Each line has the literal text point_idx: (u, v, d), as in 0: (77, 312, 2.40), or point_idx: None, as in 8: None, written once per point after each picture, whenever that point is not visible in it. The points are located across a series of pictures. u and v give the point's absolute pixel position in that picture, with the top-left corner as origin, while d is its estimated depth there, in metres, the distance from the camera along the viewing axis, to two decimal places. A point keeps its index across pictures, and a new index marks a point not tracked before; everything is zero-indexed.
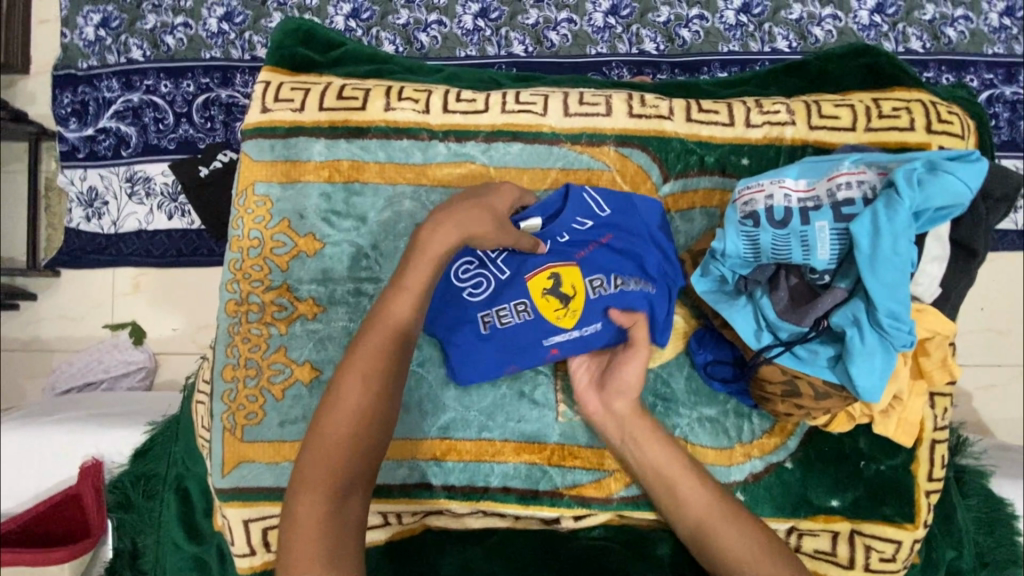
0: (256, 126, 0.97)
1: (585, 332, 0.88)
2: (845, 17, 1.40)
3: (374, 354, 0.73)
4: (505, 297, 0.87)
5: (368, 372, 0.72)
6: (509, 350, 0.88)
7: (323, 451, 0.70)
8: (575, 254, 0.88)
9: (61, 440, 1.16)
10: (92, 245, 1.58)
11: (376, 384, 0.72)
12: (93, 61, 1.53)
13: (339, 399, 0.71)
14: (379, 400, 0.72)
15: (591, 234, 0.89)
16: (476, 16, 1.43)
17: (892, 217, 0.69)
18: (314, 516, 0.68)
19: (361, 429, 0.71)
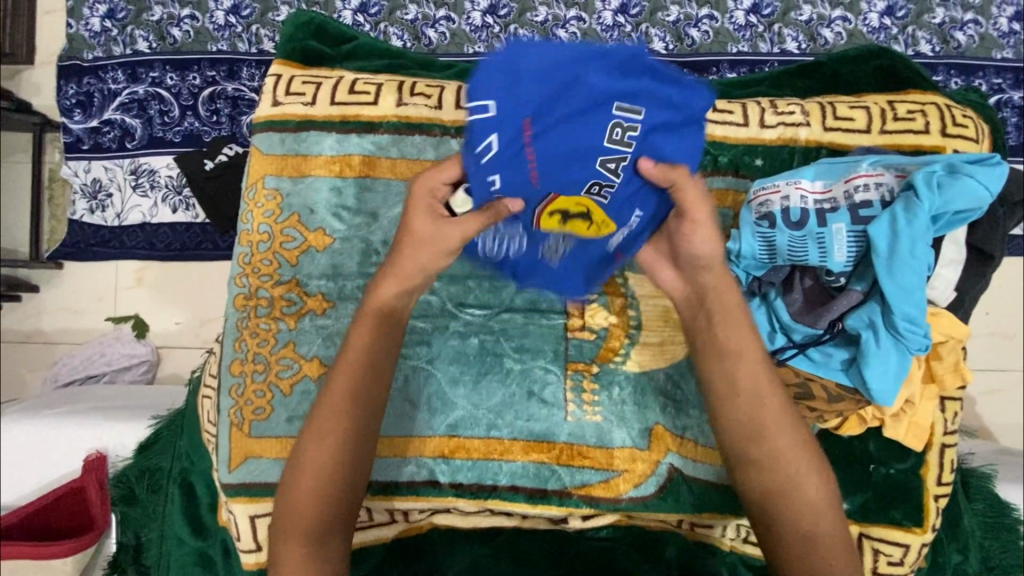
0: (266, 119, 0.97)
1: (633, 224, 0.75)
2: (855, 19, 1.39)
3: (337, 414, 0.76)
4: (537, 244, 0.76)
5: (331, 434, 0.76)
6: (585, 269, 0.80)
7: (292, 506, 0.75)
8: (529, 185, 0.68)
9: (65, 433, 1.15)
10: (95, 237, 1.57)
11: (342, 444, 0.76)
12: (98, 52, 1.51)
13: (306, 459, 0.76)
14: (345, 456, 0.76)
15: (522, 169, 0.66)
16: (485, 12, 1.42)
17: (911, 219, 0.69)
18: (293, 566, 0.74)
19: (330, 480, 0.75)
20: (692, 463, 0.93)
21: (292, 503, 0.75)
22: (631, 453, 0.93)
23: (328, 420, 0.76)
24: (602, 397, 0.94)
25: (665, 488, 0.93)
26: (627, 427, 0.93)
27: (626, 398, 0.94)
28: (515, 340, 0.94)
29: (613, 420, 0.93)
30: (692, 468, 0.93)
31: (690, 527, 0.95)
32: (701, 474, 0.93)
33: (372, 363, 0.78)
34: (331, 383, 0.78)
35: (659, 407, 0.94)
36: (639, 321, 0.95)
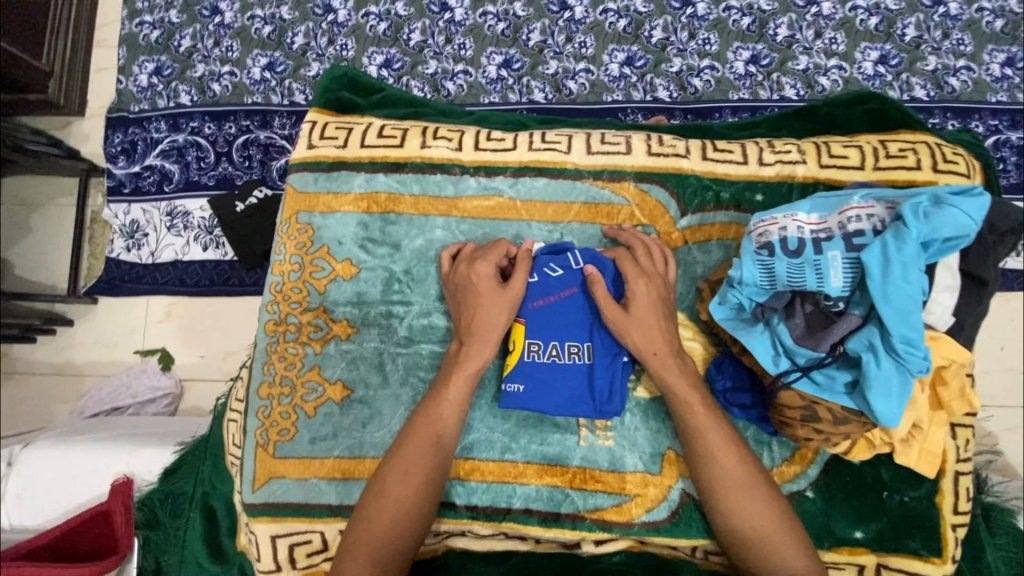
0: (301, 161, 1.06)
1: (510, 390, 0.93)
2: (851, 68, 1.49)
3: (420, 452, 0.88)
4: (568, 331, 0.94)
5: (415, 454, 0.88)
6: (566, 383, 0.92)
7: (397, 465, 0.88)
8: (530, 305, 0.96)
9: (89, 460, 1.19)
10: (130, 273, 1.66)
11: (425, 480, 0.87)
12: (144, 105, 1.66)
13: (386, 489, 0.86)
14: (422, 489, 0.87)
15: (550, 292, 0.96)
16: (500, 66, 1.55)
17: (899, 246, 0.73)
18: (381, 507, 0.86)
19: (431, 457, 0.88)
20: None
21: (365, 537, 0.84)
22: (642, 478, 0.95)
23: (412, 454, 0.88)
24: (614, 422, 0.96)
25: (678, 513, 0.94)
26: (639, 452, 0.96)
27: (638, 424, 0.97)
28: None
29: (624, 446, 0.96)
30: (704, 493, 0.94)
31: (704, 556, 0.96)
32: None
33: (443, 412, 0.90)
34: (414, 426, 0.90)
35: (670, 432, 0.96)
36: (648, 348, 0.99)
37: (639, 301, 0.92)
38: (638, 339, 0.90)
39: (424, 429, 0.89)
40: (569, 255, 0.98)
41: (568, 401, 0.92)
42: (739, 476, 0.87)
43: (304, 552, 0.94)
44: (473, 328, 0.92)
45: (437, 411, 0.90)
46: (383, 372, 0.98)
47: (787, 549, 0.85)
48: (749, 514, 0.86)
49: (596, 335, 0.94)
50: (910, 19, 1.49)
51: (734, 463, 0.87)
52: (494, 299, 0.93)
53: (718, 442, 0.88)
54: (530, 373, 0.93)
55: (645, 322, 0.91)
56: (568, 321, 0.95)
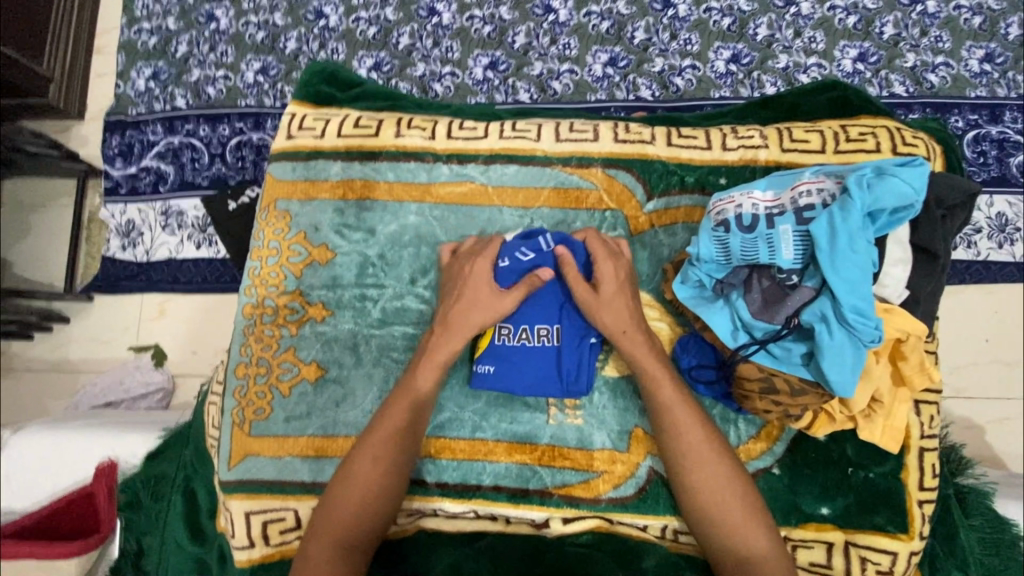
0: (281, 151, 1.10)
1: (481, 370, 0.95)
2: (830, 65, 1.52)
3: (391, 437, 0.90)
4: (539, 315, 0.94)
5: (386, 439, 0.90)
6: (536, 367, 0.94)
7: (368, 449, 0.90)
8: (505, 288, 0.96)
9: (77, 447, 1.21)
10: (125, 271, 1.70)
11: (395, 465, 0.90)
12: (141, 108, 1.71)
13: (356, 473, 0.89)
14: (391, 474, 0.89)
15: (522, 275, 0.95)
16: (486, 68, 1.59)
17: (845, 217, 0.76)
18: (351, 490, 0.88)
19: (401, 443, 0.90)
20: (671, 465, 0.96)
21: (334, 518, 0.87)
22: (610, 454, 0.97)
23: (383, 438, 0.90)
24: (582, 401, 0.98)
25: (645, 490, 0.95)
26: (607, 429, 0.97)
27: (606, 403, 0.98)
28: None
29: (592, 423, 0.98)
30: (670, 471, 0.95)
31: (674, 537, 0.96)
32: None
33: (413, 401, 0.91)
34: (384, 415, 0.91)
35: (637, 410, 0.98)
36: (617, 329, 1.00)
37: (609, 282, 0.93)
38: (608, 320, 0.91)
39: (394, 419, 0.90)
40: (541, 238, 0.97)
41: (536, 383, 0.94)
42: (705, 457, 0.88)
43: (278, 529, 0.96)
44: (452, 318, 0.93)
45: (411, 397, 0.91)
46: (357, 353, 1.01)
47: (750, 530, 0.86)
48: (713, 494, 0.87)
49: (566, 317, 0.94)
50: (888, 18, 1.52)
51: (700, 443, 0.88)
52: (485, 297, 0.93)
53: (688, 417, 0.89)
54: (500, 356, 0.94)
55: (615, 304, 0.92)
56: (540, 303, 0.95)
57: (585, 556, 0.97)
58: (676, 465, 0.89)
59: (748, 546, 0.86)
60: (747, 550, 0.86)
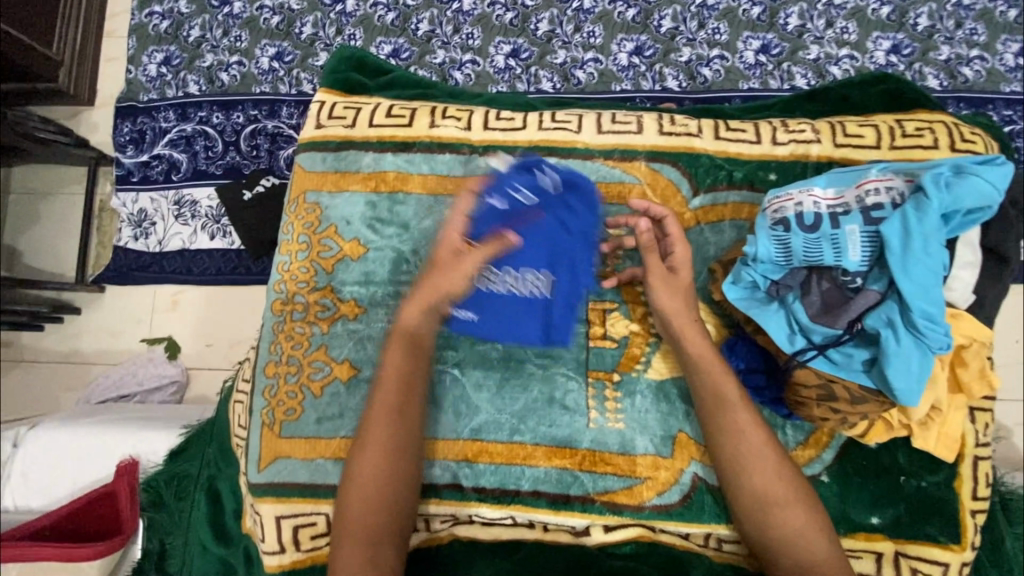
0: (309, 140, 1.05)
1: (463, 316, 0.88)
2: (862, 57, 1.47)
3: (392, 411, 0.86)
4: (529, 260, 0.85)
5: (387, 415, 0.86)
6: (523, 318, 0.87)
7: (370, 431, 0.85)
8: (492, 230, 0.84)
9: (95, 443, 1.18)
10: (138, 262, 1.66)
11: (402, 440, 0.86)
12: (153, 94, 1.66)
13: (366, 457, 0.84)
14: (400, 450, 0.85)
15: (521, 216, 0.84)
16: (508, 55, 1.54)
17: (921, 216, 0.72)
18: (365, 475, 0.83)
19: (403, 415, 0.86)
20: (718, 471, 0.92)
21: (356, 511, 0.81)
22: (653, 460, 0.93)
23: (384, 414, 0.86)
24: (625, 404, 0.95)
25: (690, 497, 0.92)
26: (650, 434, 0.94)
27: (649, 406, 0.95)
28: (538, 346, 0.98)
29: (635, 428, 0.94)
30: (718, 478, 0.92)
31: (717, 546, 0.94)
32: None
33: (402, 379, 0.87)
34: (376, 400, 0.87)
35: (682, 414, 0.94)
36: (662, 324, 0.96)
37: (683, 264, 0.89)
38: (677, 304, 0.88)
39: (386, 401, 0.86)
40: (536, 173, 0.86)
41: (519, 331, 0.88)
42: (760, 454, 0.84)
43: (309, 534, 0.93)
44: (444, 268, 0.85)
45: (400, 365, 0.87)
46: None
47: (803, 526, 0.82)
48: (765, 492, 0.84)
49: (560, 262, 0.86)
50: (923, 8, 1.46)
51: (758, 440, 0.85)
52: (450, 262, 0.85)
53: (750, 417, 0.85)
54: (480, 304, 0.87)
55: (685, 289, 0.89)
56: (529, 245, 0.84)
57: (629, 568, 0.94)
58: (732, 471, 0.85)
59: (805, 544, 0.82)
60: (804, 549, 0.82)
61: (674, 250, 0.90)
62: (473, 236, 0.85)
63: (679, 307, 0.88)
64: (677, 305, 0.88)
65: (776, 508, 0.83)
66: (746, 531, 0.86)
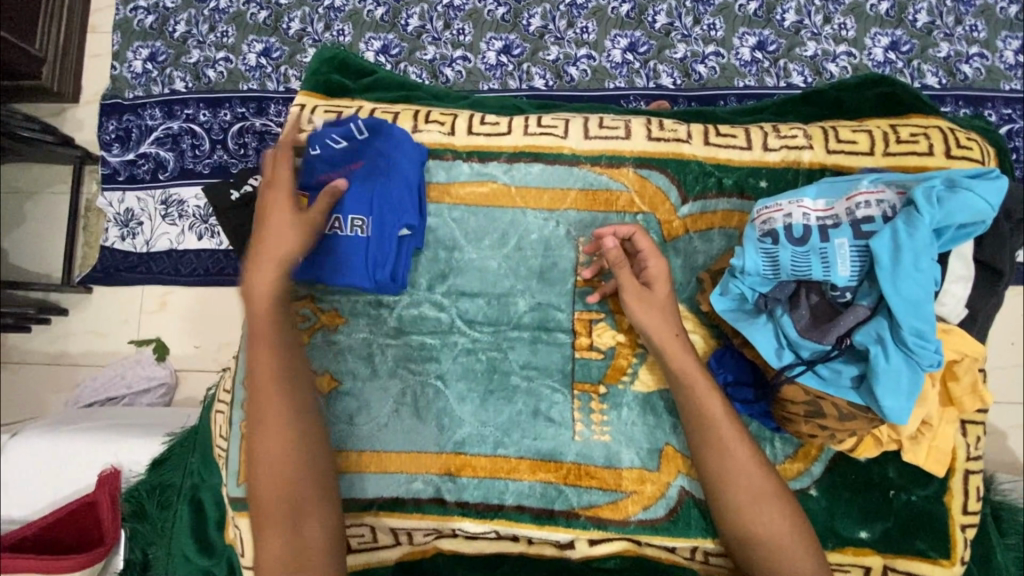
0: (290, 145, 1.03)
1: (287, 259, 0.93)
2: (860, 54, 1.43)
3: (275, 406, 0.84)
4: (348, 205, 0.92)
5: (271, 411, 0.84)
6: (350, 260, 0.91)
7: (262, 429, 0.84)
8: (315, 177, 0.95)
9: (79, 450, 1.17)
10: (124, 263, 1.63)
11: (294, 433, 0.84)
12: (138, 91, 1.63)
13: (266, 457, 0.83)
14: (296, 444, 0.84)
15: (334, 164, 0.95)
16: (499, 52, 1.50)
17: (912, 231, 0.70)
18: (265, 474, 0.83)
19: (289, 407, 0.85)
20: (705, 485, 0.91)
21: (268, 509, 0.82)
22: (639, 474, 0.92)
23: (269, 410, 0.84)
24: (611, 416, 0.94)
25: (676, 512, 0.91)
26: (636, 447, 0.93)
27: (635, 419, 0.94)
28: (522, 358, 0.96)
29: (620, 441, 0.93)
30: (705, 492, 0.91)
31: (704, 559, 0.93)
32: None
33: (277, 373, 0.85)
34: (257, 399, 0.84)
35: (669, 427, 0.93)
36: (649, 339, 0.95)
37: (660, 279, 0.88)
38: (657, 322, 0.87)
39: (271, 391, 0.84)
40: (352, 124, 0.98)
41: (341, 272, 0.92)
42: (745, 468, 0.83)
43: None
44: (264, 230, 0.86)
45: (270, 353, 0.85)
46: (372, 363, 0.96)
47: (786, 540, 0.82)
48: (750, 506, 0.82)
49: (380, 208, 0.92)
50: (923, 3, 1.43)
51: (744, 454, 0.83)
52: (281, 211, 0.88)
53: (733, 432, 0.84)
54: (306, 245, 0.93)
55: (663, 305, 0.87)
56: (355, 193, 0.92)
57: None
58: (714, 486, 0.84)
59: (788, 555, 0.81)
60: (787, 562, 0.81)
61: (649, 266, 0.88)
62: (302, 186, 0.95)
63: (659, 323, 0.87)
64: (656, 321, 0.87)
65: (759, 522, 0.82)
66: (733, 547, 0.85)
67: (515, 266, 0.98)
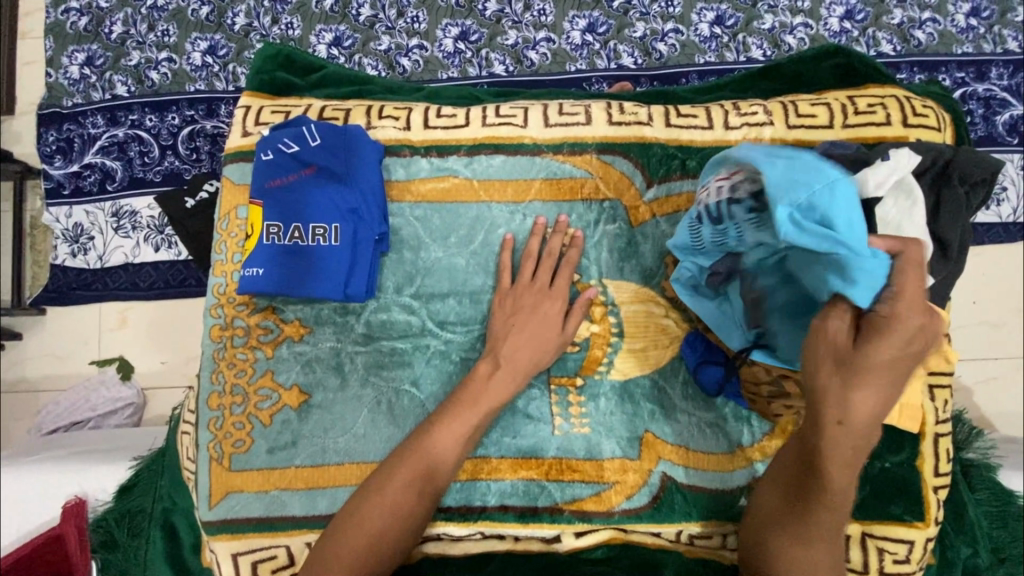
0: (237, 150, 0.99)
1: (248, 273, 0.90)
2: (817, 25, 1.41)
3: (432, 464, 0.83)
4: (311, 215, 0.91)
5: (427, 465, 0.83)
6: (318, 269, 0.90)
7: (399, 470, 0.83)
8: (267, 185, 0.92)
9: (46, 481, 1.12)
10: (78, 280, 1.54)
11: (424, 493, 0.83)
12: (77, 98, 1.52)
13: (385, 497, 0.82)
14: (423, 501, 0.83)
15: (286, 169, 0.93)
16: (456, 39, 1.45)
17: (821, 253, 0.65)
18: (376, 514, 0.81)
19: (439, 470, 0.84)
20: (684, 470, 0.92)
21: (348, 545, 0.79)
22: (621, 463, 0.91)
23: (421, 460, 0.83)
24: (589, 408, 0.93)
25: (659, 498, 0.91)
26: (616, 437, 0.92)
27: (613, 408, 0.93)
28: None
29: (601, 432, 0.92)
30: (684, 476, 0.92)
31: (689, 541, 0.93)
32: (693, 480, 0.91)
33: (455, 452, 0.85)
34: (413, 445, 0.84)
35: (646, 414, 0.93)
36: (622, 328, 0.94)
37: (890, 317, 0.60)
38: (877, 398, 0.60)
39: (441, 443, 0.84)
40: (303, 128, 0.94)
41: (309, 282, 0.90)
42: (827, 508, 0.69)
43: (268, 569, 0.90)
44: (523, 322, 0.90)
45: (467, 398, 0.87)
46: (341, 373, 0.93)
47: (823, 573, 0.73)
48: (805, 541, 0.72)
49: (350, 216, 0.91)
50: None
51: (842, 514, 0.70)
52: (538, 299, 0.91)
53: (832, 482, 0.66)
54: (268, 258, 0.90)
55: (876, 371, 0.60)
56: (321, 202, 0.91)
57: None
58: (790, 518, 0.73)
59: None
60: None
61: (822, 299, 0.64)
62: (253, 195, 0.93)
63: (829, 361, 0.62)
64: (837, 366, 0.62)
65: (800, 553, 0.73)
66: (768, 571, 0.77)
67: (483, 263, 0.95)
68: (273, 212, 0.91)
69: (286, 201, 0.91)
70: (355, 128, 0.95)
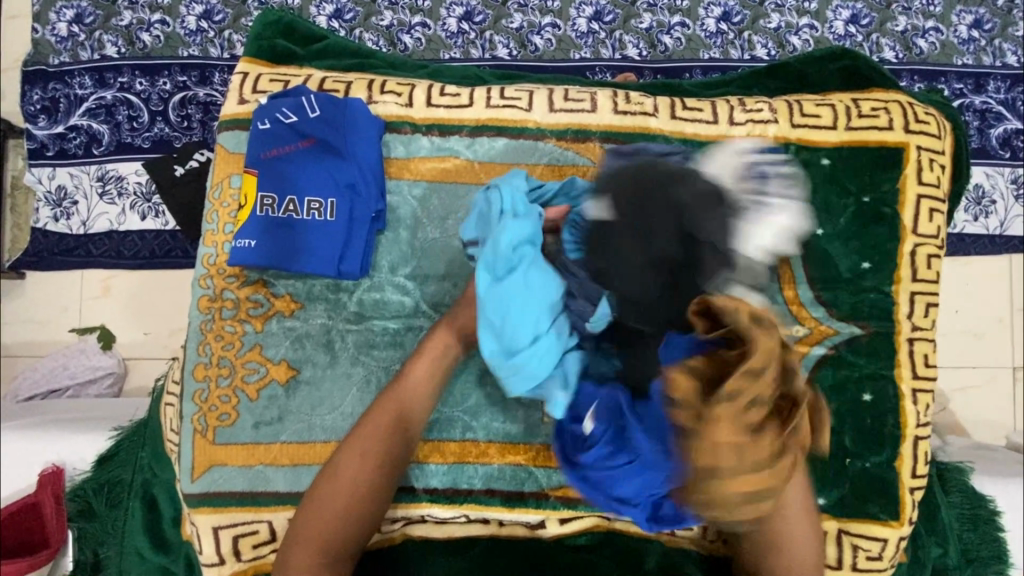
0: (233, 117, 0.96)
1: (239, 245, 0.89)
2: (822, 27, 1.41)
3: (388, 438, 0.82)
4: (307, 189, 0.89)
5: (382, 439, 0.82)
6: (311, 244, 0.89)
7: (356, 447, 0.82)
8: (262, 155, 0.90)
9: (24, 449, 1.10)
10: (59, 246, 1.48)
11: (385, 467, 0.82)
12: (64, 57, 1.46)
13: (344, 475, 0.81)
14: (381, 477, 0.82)
15: (284, 139, 0.91)
16: (460, 19, 1.42)
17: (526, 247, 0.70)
18: (336, 493, 0.81)
19: (396, 445, 0.83)
20: None
21: (314, 526, 0.79)
22: None
23: (376, 436, 0.82)
24: None
25: None
26: None
27: None
28: None
29: None
30: None
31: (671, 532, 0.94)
32: None
33: (410, 424, 0.84)
34: (368, 422, 0.83)
35: None
36: None
37: None
38: None
39: (392, 417, 0.83)
40: (302, 99, 0.92)
41: (302, 257, 0.89)
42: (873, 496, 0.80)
43: (249, 544, 0.89)
44: None
45: None
46: (332, 350, 0.92)
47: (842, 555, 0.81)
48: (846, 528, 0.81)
49: (347, 192, 0.90)
50: None
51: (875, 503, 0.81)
52: None
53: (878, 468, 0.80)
54: (261, 230, 0.89)
55: None
56: (317, 175, 0.89)
57: (580, 560, 0.93)
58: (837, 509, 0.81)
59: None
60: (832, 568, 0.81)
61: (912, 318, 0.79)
62: (248, 164, 0.91)
63: None
64: None
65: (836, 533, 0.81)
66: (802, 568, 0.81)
67: None
68: (267, 183, 0.90)
69: (282, 172, 0.89)
70: (356, 101, 0.93)
